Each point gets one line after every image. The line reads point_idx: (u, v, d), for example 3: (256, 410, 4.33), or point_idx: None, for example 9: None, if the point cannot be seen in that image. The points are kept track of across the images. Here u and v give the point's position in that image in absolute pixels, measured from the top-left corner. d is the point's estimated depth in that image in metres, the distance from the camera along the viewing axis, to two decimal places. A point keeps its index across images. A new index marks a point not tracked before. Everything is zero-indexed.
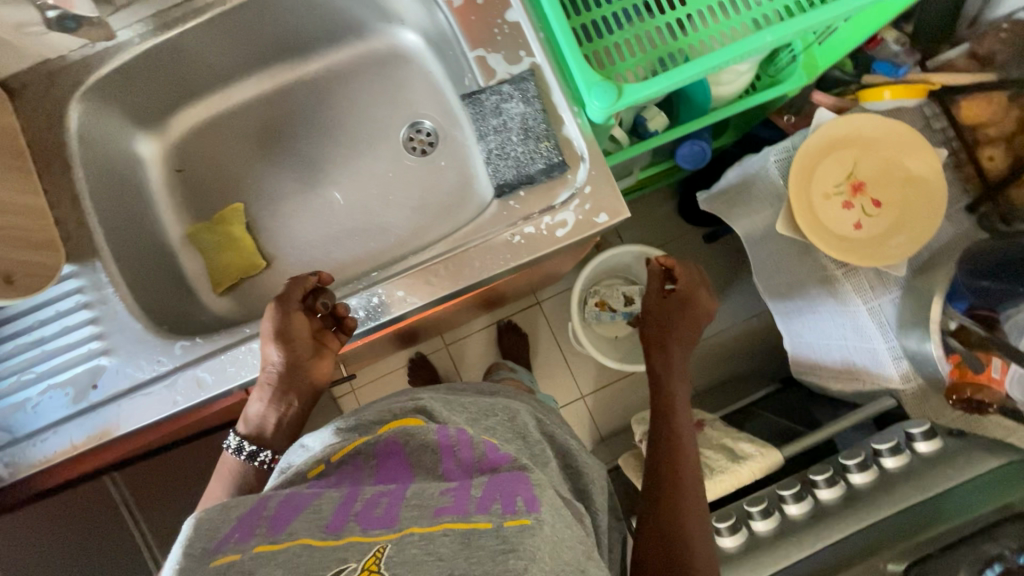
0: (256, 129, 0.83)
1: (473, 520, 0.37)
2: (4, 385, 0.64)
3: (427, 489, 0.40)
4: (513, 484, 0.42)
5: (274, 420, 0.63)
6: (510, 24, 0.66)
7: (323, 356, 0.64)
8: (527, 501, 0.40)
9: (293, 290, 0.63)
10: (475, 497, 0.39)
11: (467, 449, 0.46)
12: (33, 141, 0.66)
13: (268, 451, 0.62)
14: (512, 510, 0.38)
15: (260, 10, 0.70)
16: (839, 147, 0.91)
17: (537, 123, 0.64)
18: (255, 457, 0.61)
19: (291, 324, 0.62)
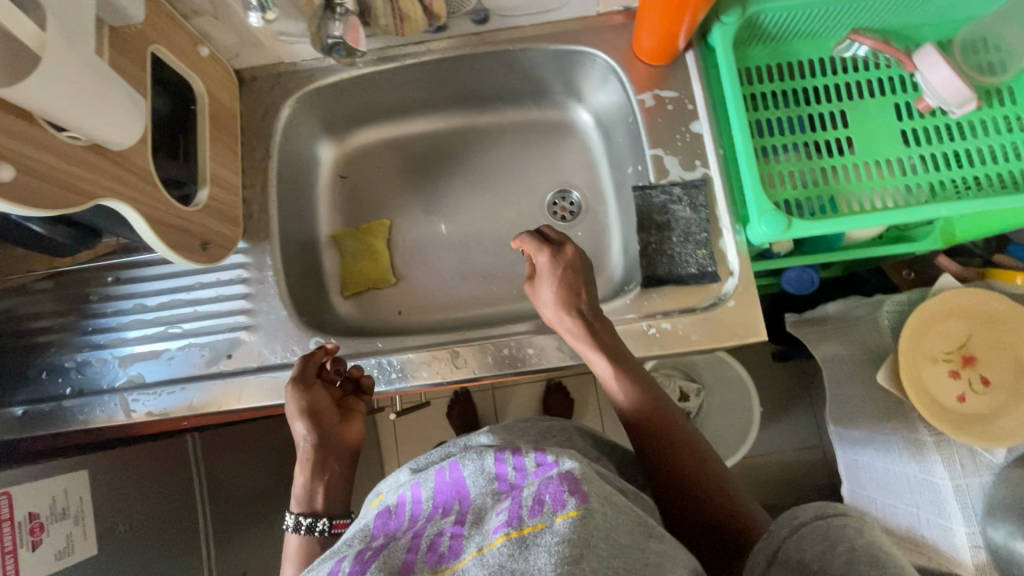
0: (418, 158, 0.88)
1: (527, 526, 0.37)
2: (148, 331, 0.69)
3: (487, 512, 0.40)
4: (553, 480, 0.40)
5: (322, 492, 0.61)
6: (692, 135, 0.71)
7: (350, 422, 0.65)
8: (572, 493, 0.39)
9: (308, 364, 0.64)
10: (525, 504, 0.39)
11: (517, 460, 0.44)
12: (246, 127, 0.73)
13: (327, 518, 0.60)
14: (560, 506, 0.38)
15: (468, 65, 0.77)
16: (958, 318, 0.91)
17: (698, 230, 0.68)
18: (313, 528, 0.58)
19: (311, 400, 0.62)
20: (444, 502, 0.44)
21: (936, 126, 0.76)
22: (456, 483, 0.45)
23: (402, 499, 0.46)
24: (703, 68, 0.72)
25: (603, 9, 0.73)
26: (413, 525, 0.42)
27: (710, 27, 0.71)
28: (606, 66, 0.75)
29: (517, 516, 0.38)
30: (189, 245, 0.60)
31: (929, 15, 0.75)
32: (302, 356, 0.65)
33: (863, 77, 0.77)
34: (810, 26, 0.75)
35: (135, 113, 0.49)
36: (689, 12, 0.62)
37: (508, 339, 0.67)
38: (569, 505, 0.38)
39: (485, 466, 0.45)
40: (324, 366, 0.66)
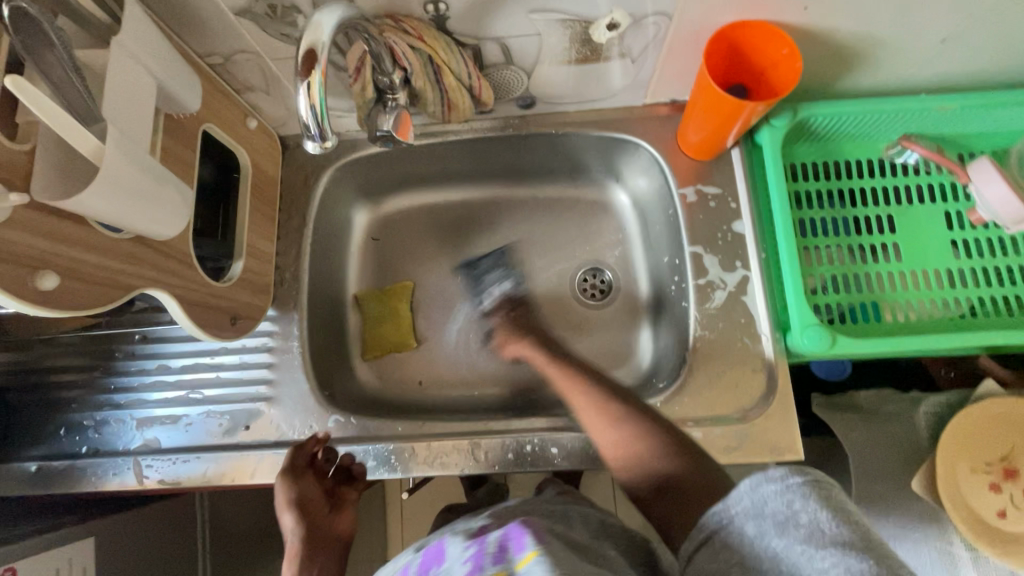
0: (452, 225, 0.87)
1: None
2: (169, 394, 0.69)
3: (453, 566, 0.39)
4: (517, 525, 0.40)
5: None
6: (734, 235, 0.69)
7: (343, 510, 0.68)
8: (530, 537, 0.38)
9: (299, 457, 0.64)
10: (490, 550, 0.38)
11: (500, 522, 0.42)
12: (285, 194, 0.74)
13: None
14: (521, 550, 0.37)
15: (507, 144, 0.77)
16: (999, 429, 0.86)
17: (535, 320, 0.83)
18: None
19: (303, 495, 0.64)
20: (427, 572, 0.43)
21: (988, 238, 0.73)
22: (436, 551, 0.43)
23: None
24: (748, 166, 0.71)
25: (650, 100, 0.73)
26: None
27: (758, 127, 0.70)
28: (649, 155, 0.74)
29: (479, 565, 0.37)
30: (219, 321, 0.59)
31: (985, 126, 0.73)
32: (291, 449, 0.64)
33: (913, 182, 0.75)
34: (860, 129, 0.74)
35: (182, 202, 0.49)
36: (740, 118, 0.62)
37: (533, 434, 0.65)
38: (527, 550, 0.37)
39: (468, 534, 0.44)
40: (315, 456, 0.65)
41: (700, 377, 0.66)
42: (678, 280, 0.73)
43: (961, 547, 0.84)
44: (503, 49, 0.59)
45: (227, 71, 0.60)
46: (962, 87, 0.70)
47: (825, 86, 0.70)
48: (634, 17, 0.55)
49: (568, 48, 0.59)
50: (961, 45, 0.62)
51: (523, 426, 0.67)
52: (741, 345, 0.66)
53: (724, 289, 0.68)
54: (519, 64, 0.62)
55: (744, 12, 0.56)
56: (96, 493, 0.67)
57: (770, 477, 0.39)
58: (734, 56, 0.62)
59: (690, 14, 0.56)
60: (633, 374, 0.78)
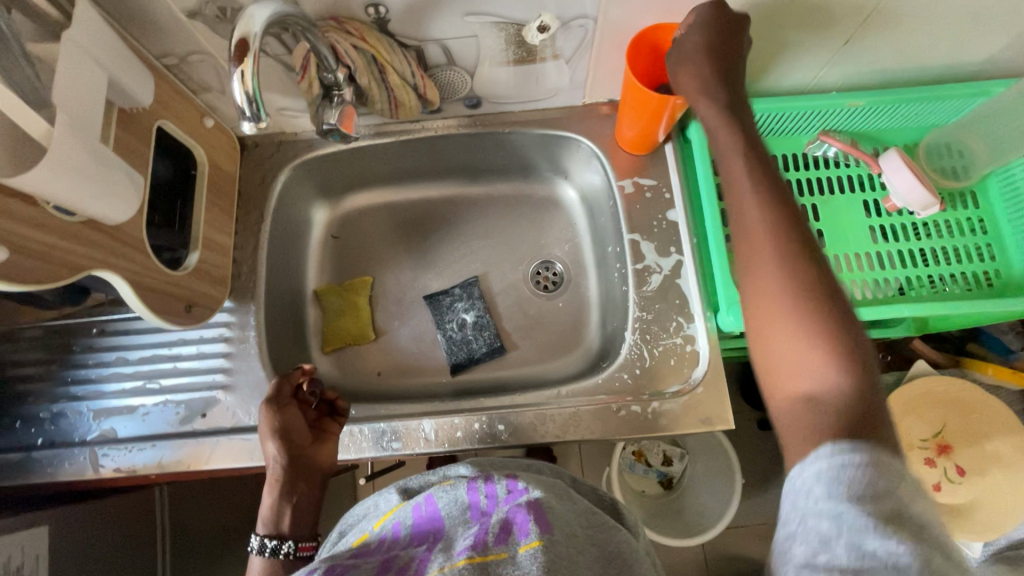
0: (409, 221, 0.91)
1: (491, 553, 0.42)
2: (127, 385, 0.70)
3: (455, 539, 0.45)
4: (520, 510, 0.46)
5: (290, 513, 0.63)
6: (669, 222, 0.74)
7: (325, 442, 0.65)
8: (536, 524, 0.45)
9: (281, 386, 0.66)
10: (493, 531, 0.45)
11: (489, 488, 0.50)
12: (243, 191, 0.77)
13: (291, 541, 0.62)
14: (524, 536, 0.44)
15: (457, 143, 0.82)
16: (929, 408, 0.88)
17: (483, 318, 0.86)
18: (277, 551, 0.61)
19: (284, 424, 0.64)
20: (421, 531, 0.48)
21: (902, 224, 0.79)
22: (432, 513, 0.49)
23: (382, 535, 0.49)
24: (681, 159, 0.77)
25: (589, 100, 0.78)
26: (385, 551, 0.46)
27: (688, 123, 0.75)
28: (591, 151, 0.79)
29: (483, 541, 0.43)
30: (174, 308, 0.62)
31: (894, 121, 0.80)
32: (274, 381, 0.66)
33: (834, 174, 0.81)
34: (783, 125, 0.80)
35: (132, 190, 0.51)
36: (665, 112, 0.67)
37: (481, 413, 0.68)
38: (532, 537, 0.44)
39: (459, 497, 0.50)
40: (299, 387, 0.67)
41: (639, 356, 0.70)
42: (621, 267, 0.78)
43: None
44: (444, 51, 0.63)
45: (183, 73, 0.64)
46: (870, 86, 0.77)
47: (747, 86, 0.76)
48: (561, 19, 0.60)
49: (505, 49, 0.64)
50: (861, 46, 0.68)
51: (473, 407, 0.70)
52: (676, 324, 0.70)
53: (659, 273, 0.72)
54: (461, 65, 0.67)
55: (661, 15, 0.61)
56: (54, 485, 0.68)
57: (841, 451, 0.36)
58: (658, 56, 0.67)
59: (612, 17, 0.61)
60: (582, 359, 0.82)
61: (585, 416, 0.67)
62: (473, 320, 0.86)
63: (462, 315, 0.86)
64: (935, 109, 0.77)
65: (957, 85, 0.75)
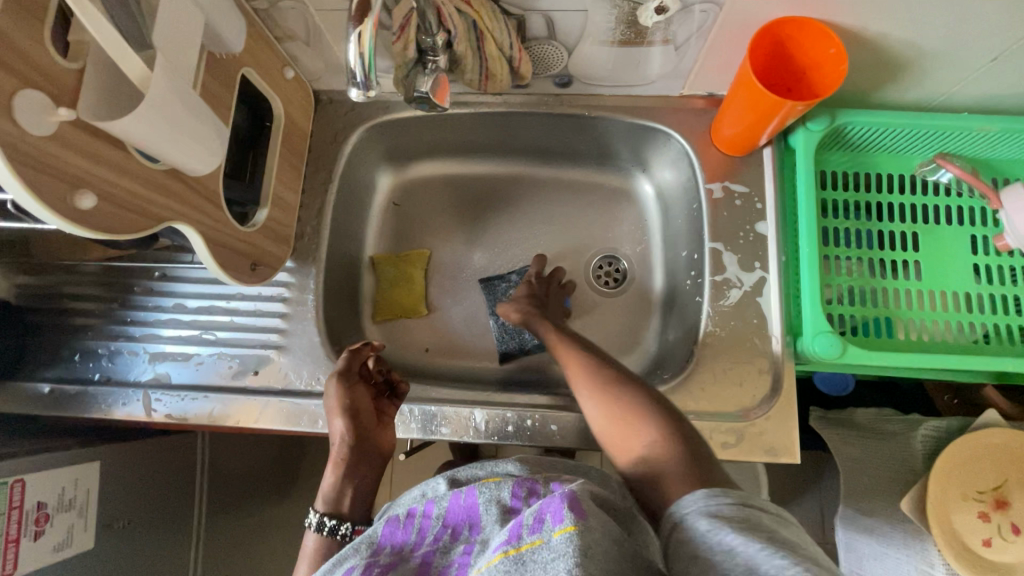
0: (473, 197, 0.87)
1: (525, 543, 0.37)
2: (183, 333, 0.70)
3: (489, 540, 0.41)
4: (556, 497, 0.39)
5: (351, 492, 0.59)
6: (756, 235, 0.69)
7: (386, 426, 0.64)
8: (572, 508, 0.37)
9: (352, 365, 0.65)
10: (528, 520, 0.38)
11: (533, 487, 0.44)
12: (313, 149, 0.75)
13: (348, 522, 0.56)
14: (558, 521, 0.37)
15: (537, 122, 0.77)
16: (997, 459, 0.82)
17: None
18: (336, 530, 0.55)
19: (357, 401, 0.62)
20: (454, 525, 0.45)
21: (1011, 266, 0.72)
22: (468, 507, 0.45)
23: (415, 513, 0.47)
24: (779, 168, 0.71)
25: (686, 91, 0.72)
26: (417, 548, 0.43)
27: (794, 129, 0.69)
28: (680, 148, 0.74)
29: (518, 534, 0.38)
30: (241, 265, 0.60)
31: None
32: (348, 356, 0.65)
33: (943, 203, 0.74)
34: (896, 143, 0.73)
35: (217, 142, 0.49)
36: (777, 115, 0.61)
37: (535, 410, 0.66)
38: (566, 520, 0.36)
39: (500, 496, 0.45)
40: (367, 363, 0.67)
41: (705, 372, 0.66)
42: (694, 275, 0.73)
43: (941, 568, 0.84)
44: (548, 23, 0.58)
45: (271, 19, 0.60)
46: (1006, 110, 0.69)
47: (865, 95, 0.69)
48: (683, 2, 0.54)
49: (613, 28, 0.58)
50: (1010, 66, 0.61)
51: (523, 401, 0.68)
52: (750, 345, 0.66)
53: (739, 288, 0.68)
54: (562, 40, 0.62)
55: (795, 8, 0.55)
56: (105, 421, 0.69)
57: None
58: (780, 52, 0.61)
59: (739, 5, 0.55)
60: (637, 365, 0.79)
61: None
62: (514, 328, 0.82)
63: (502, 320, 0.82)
64: None
65: None
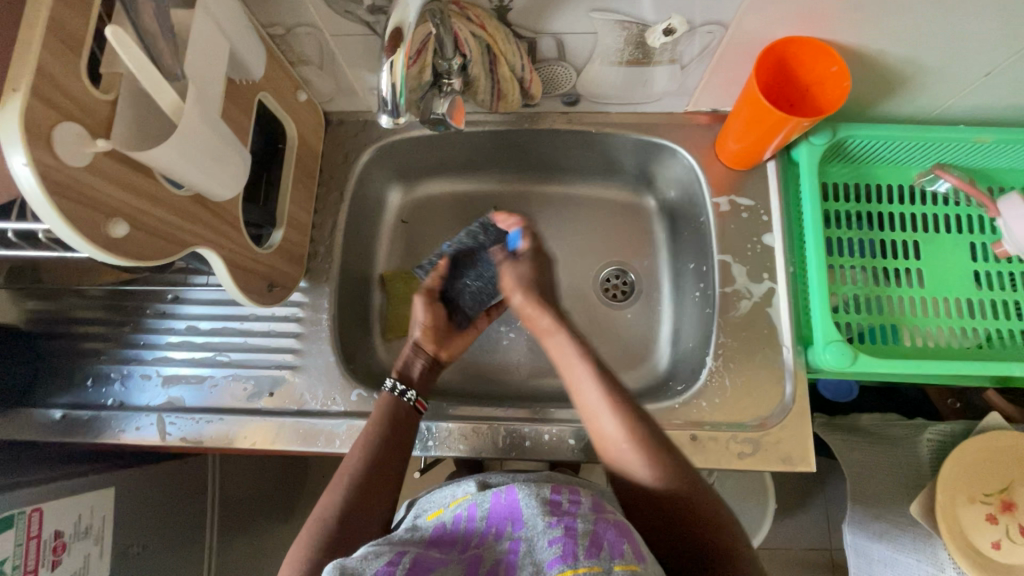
0: (480, 213, 0.88)
1: (583, 567, 0.37)
2: (197, 355, 0.70)
3: (536, 539, 0.40)
4: (611, 527, 0.41)
5: (420, 366, 0.67)
6: (764, 246, 0.70)
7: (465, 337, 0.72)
8: (630, 547, 0.39)
9: (432, 282, 0.70)
10: (582, 542, 0.39)
11: (574, 496, 0.44)
12: (325, 169, 0.75)
13: (413, 392, 0.63)
14: (617, 555, 0.38)
15: (545, 139, 0.78)
16: (1000, 461, 0.84)
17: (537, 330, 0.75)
18: (405, 393, 0.62)
19: (430, 314, 0.68)
20: (497, 524, 0.43)
21: (1010, 273, 0.74)
22: (511, 504, 0.44)
23: (457, 516, 0.45)
24: (783, 180, 0.72)
25: (691, 108, 0.74)
26: (465, 547, 0.42)
27: (796, 143, 0.71)
28: (685, 163, 0.75)
29: (573, 553, 0.38)
30: (259, 286, 0.60)
31: (1017, 163, 0.74)
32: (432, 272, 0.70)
33: (941, 212, 0.76)
34: (894, 155, 0.75)
35: (239, 166, 0.50)
36: (782, 130, 0.62)
37: (552, 424, 0.66)
38: (627, 558, 0.38)
39: (542, 493, 0.44)
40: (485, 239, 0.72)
41: (718, 383, 0.67)
42: (703, 287, 0.74)
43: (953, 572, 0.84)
44: (559, 44, 0.60)
45: (286, 44, 0.61)
46: (1000, 121, 0.71)
47: (864, 109, 0.71)
48: (691, 23, 0.56)
49: (622, 48, 0.60)
50: (1003, 80, 0.63)
51: (538, 416, 0.68)
52: (762, 355, 0.67)
53: (749, 299, 0.69)
54: (571, 61, 0.63)
55: (798, 28, 0.57)
56: (117, 446, 0.68)
57: None
58: (784, 69, 0.62)
59: (745, 26, 0.57)
60: (647, 377, 0.79)
61: None
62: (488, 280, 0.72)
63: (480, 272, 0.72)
64: None
65: None
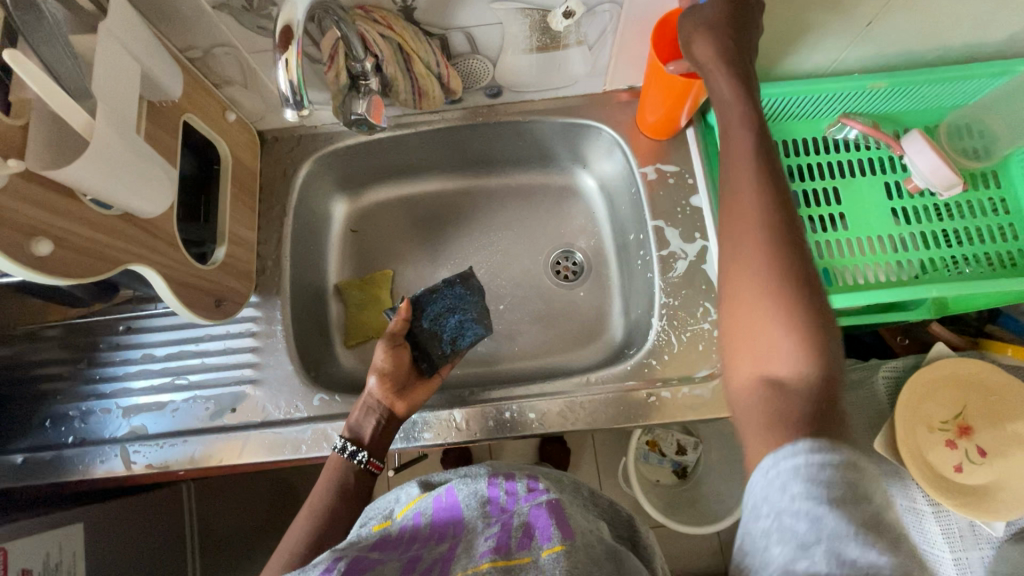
0: (427, 213, 0.90)
1: (514, 557, 0.38)
2: (155, 381, 0.70)
3: (476, 538, 0.41)
4: (541, 512, 0.42)
5: (372, 425, 0.63)
6: (693, 208, 0.74)
7: (417, 386, 0.67)
8: (559, 528, 0.40)
9: (397, 326, 0.69)
10: (515, 533, 0.41)
11: (509, 485, 0.47)
12: (266, 188, 0.77)
13: (365, 453, 0.61)
14: (546, 540, 0.39)
15: (477, 134, 0.81)
16: (952, 389, 0.88)
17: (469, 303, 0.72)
18: (353, 455, 0.61)
19: (388, 361, 0.66)
20: (441, 525, 0.45)
21: (924, 206, 0.79)
22: (453, 505, 0.46)
23: (402, 524, 0.46)
24: (703, 144, 0.76)
25: (609, 87, 0.78)
26: (406, 548, 0.43)
27: (709, 108, 0.75)
28: (611, 139, 0.79)
29: (506, 545, 0.39)
30: (205, 303, 0.61)
31: (915, 103, 0.79)
32: (394, 317, 0.69)
33: (854, 157, 0.81)
34: (803, 110, 0.80)
35: (167, 184, 0.51)
36: (689, 95, 0.66)
37: (513, 402, 0.68)
38: (555, 541, 0.39)
39: (478, 489, 0.47)
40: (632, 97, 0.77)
41: (666, 341, 0.70)
42: (644, 254, 0.77)
43: (920, 499, 0.87)
44: (468, 38, 0.63)
45: (207, 66, 0.63)
46: (891, 67, 0.76)
47: (768, 70, 0.76)
48: (587, 5, 0.60)
49: (529, 35, 0.64)
50: (883, 27, 0.68)
51: (500, 396, 0.70)
52: (703, 310, 0.70)
53: (685, 258, 0.72)
54: (485, 53, 0.66)
55: None
56: (83, 482, 0.68)
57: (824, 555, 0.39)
58: None
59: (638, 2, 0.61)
60: (605, 349, 0.82)
61: (617, 403, 0.67)
62: (458, 327, 0.71)
63: (444, 322, 0.71)
64: (958, 90, 0.77)
65: (977, 65, 0.74)
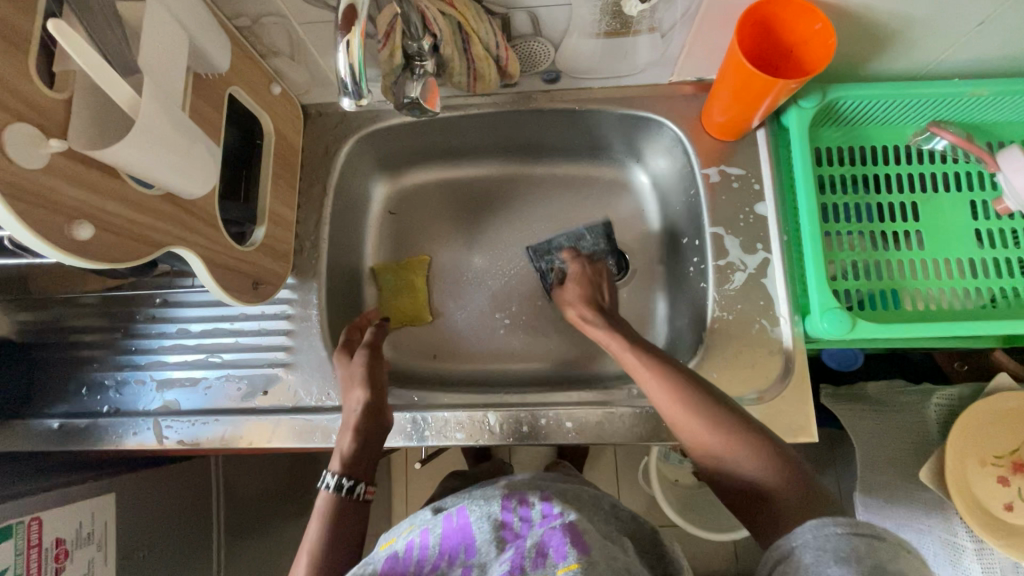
0: (468, 198, 0.87)
1: None
2: (189, 357, 0.69)
3: (489, 565, 0.39)
4: (556, 530, 0.40)
5: (358, 449, 0.59)
6: (756, 216, 0.69)
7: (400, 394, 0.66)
8: (573, 544, 0.38)
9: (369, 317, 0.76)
10: (528, 554, 0.38)
11: (523, 509, 0.44)
12: (307, 165, 0.74)
13: (362, 484, 0.57)
14: (561, 558, 0.37)
15: (528, 121, 0.77)
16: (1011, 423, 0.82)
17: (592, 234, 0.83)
18: (349, 490, 0.56)
19: (370, 374, 0.63)
20: (452, 549, 0.41)
21: (1012, 229, 0.72)
22: (463, 527, 0.43)
23: (409, 544, 0.43)
24: (773, 147, 0.71)
25: (675, 78, 0.72)
26: None
27: (786, 109, 0.69)
28: (673, 135, 0.74)
29: (519, 567, 0.37)
30: (243, 286, 0.60)
31: (1016, 115, 0.71)
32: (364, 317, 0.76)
33: (939, 171, 0.74)
34: (888, 115, 0.73)
35: (210, 165, 0.49)
36: (768, 96, 0.60)
37: (548, 409, 0.65)
38: (571, 558, 0.37)
39: (491, 512, 0.44)
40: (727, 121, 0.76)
41: (715, 357, 0.66)
42: (697, 261, 0.73)
43: (964, 536, 0.82)
44: (533, 18, 0.58)
45: (254, 35, 0.60)
46: (995, 72, 0.69)
47: (855, 69, 0.69)
48: None
49: (599, 19, 0.58)
50: (997, 29, 0.61)
51: (534, 400, 0.67)
52: (759, 327, 0.66)
53: (743, 270, 0.68)
54: (548, 36, 0.61)
55: None
56: (117, 451, 0.68)
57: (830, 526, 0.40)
58: (766, 34, 0.61)
59: None
60: None
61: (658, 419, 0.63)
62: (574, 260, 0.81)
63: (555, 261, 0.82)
64: None
65: None
